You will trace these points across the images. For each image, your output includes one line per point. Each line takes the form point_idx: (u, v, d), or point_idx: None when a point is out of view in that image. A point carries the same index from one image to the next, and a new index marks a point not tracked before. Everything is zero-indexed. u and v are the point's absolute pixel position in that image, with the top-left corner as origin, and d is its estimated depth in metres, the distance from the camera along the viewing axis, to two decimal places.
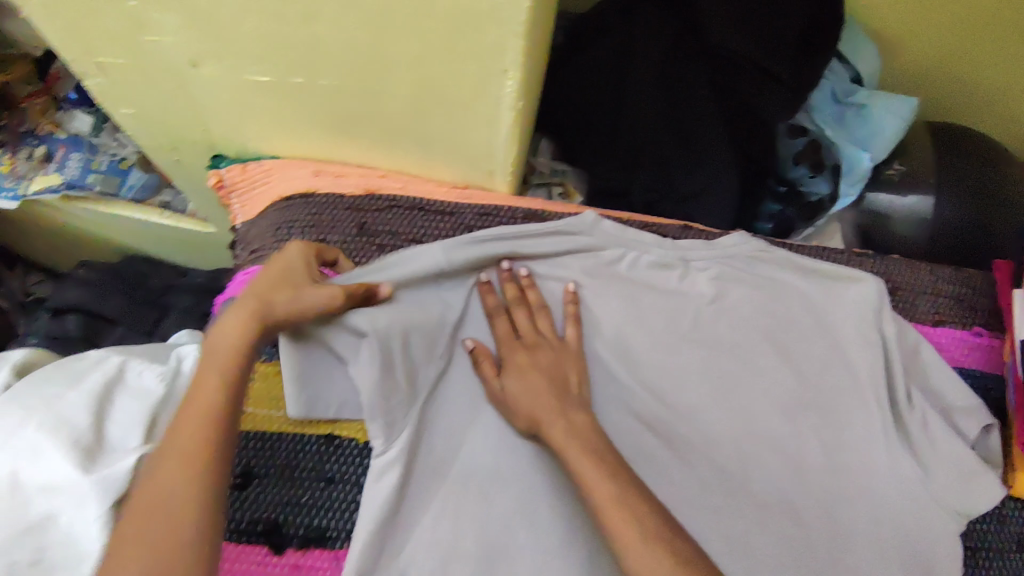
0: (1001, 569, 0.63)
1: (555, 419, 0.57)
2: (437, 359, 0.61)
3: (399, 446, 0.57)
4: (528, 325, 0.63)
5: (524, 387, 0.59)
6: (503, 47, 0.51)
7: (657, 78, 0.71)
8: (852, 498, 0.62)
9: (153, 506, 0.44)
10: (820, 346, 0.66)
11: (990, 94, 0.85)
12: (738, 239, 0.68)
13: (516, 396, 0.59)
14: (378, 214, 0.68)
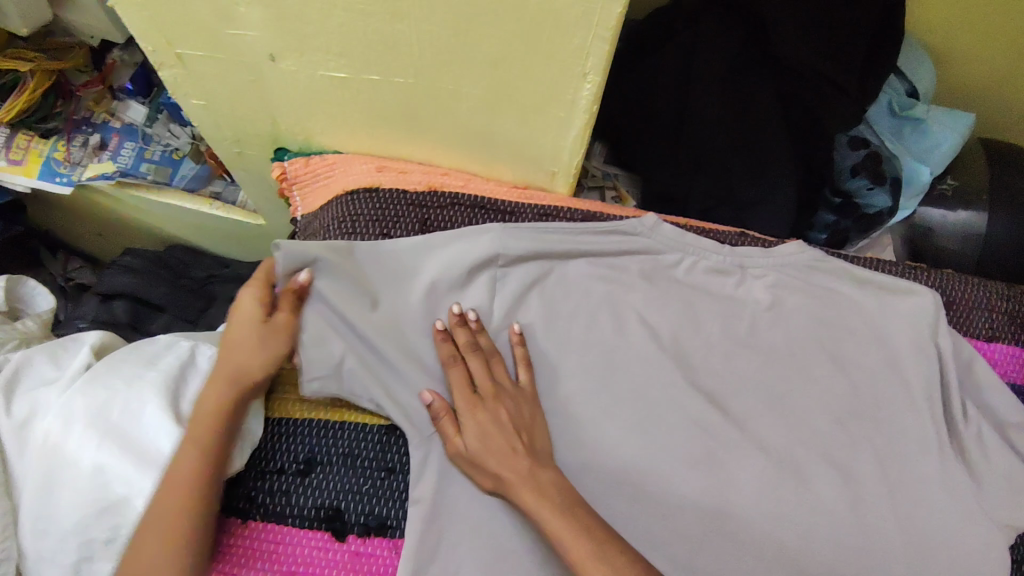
0: None
1: (523, 488, 0.54)
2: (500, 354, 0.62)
3: None
4: (484, 376, 0.59)
5: (485, 450, 0.56)
6: (587, 51, 0.52)
7: (721, 87, 0.72)
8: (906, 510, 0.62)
9: (137, 571, 0.46)
10: (875, 357, 0.66)
11: None
12: (795, 248, 0.69)
13: (483, 458, 0.56)
14: (440, 211, 0.69)
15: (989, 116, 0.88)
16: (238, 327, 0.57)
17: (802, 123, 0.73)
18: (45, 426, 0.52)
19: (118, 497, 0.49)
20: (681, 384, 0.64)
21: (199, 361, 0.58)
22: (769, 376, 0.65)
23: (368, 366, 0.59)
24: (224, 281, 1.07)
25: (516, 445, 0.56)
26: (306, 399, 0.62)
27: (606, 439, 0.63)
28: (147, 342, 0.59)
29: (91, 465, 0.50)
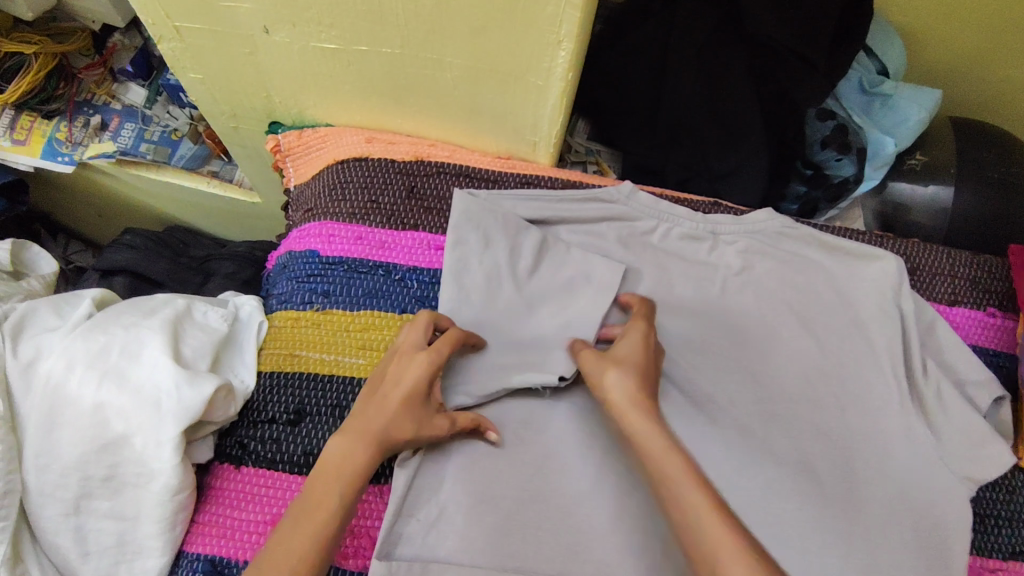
0: (1009, 536, 0.65)
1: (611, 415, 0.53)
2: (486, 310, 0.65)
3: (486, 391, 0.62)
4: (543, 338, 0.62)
5: (609, 361, 0.56)
6: (560, 19, 0.55)
7: (697, 63, 0.76)
8: (868, 463, 0.64)
9: None
10: (841, 319, 0.69)
11: (1009, 94, 0.89)
12: (766, 216, 0.72)
13: (598, 373, 0.56)
14: (427, 178, 0.72)
15: (960, 95, 0.91)
16: (397, 391, 0.54)
17: (775, 97, 0.76)
18: (48, 368, 0.54)
19: (116, 435, 0.53)
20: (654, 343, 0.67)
21: (196, 316, 0.62)
22: (740, 336, 0.69)
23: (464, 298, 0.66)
24: (221, 258, 1.09)
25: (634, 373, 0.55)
26: (297, 353, 0.65)
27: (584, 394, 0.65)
28: (146, 298, 0.62)
29: (92, 404, 0.53)
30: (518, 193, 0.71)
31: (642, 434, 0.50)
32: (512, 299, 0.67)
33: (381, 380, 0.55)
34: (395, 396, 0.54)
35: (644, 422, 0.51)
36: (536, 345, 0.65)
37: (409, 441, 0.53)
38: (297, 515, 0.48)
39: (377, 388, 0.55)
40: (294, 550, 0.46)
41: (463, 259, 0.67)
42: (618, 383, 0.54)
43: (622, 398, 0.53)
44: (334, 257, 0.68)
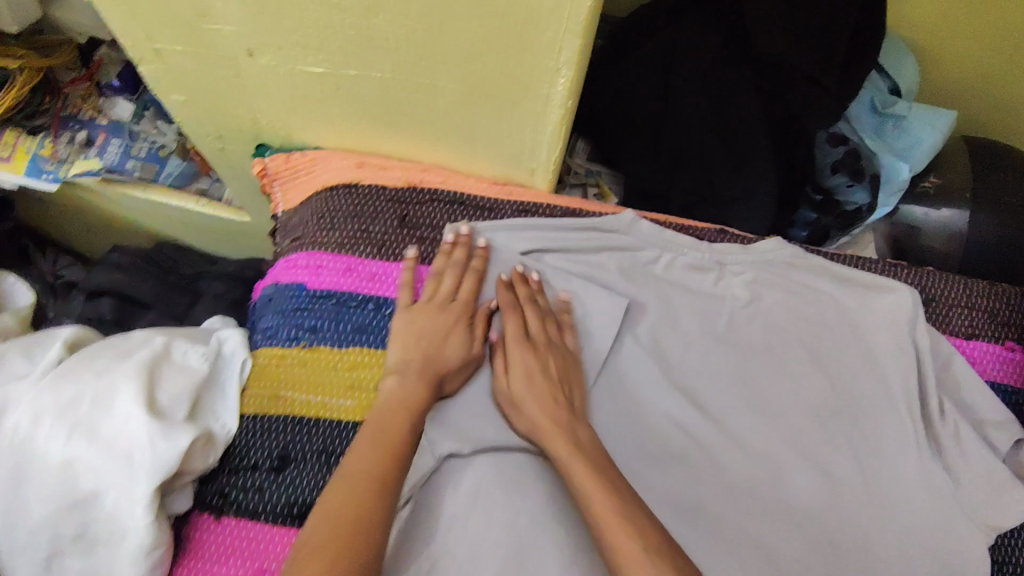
0: None
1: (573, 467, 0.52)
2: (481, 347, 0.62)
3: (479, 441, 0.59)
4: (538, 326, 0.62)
5: (520, 374, 0.59)
6: (559, 45, 0.52)
7: (702, 83, 0.72)
8: (883, 509, 0.61)
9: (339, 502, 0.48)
10: (853, 355, 0.66)
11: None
12: (774, 245, 0.69)
13: (521, 400, 0.58)
14: (420, 206, 0.69)
15: (974, 114, 0.88)
16: (431, 322, 0.61)
17: (783, 119, 0.73)
18: (15, 420, 0.52)
19: (86, 492, 0.50)
20: (657, 381, 0.64)
21: (175, 356, 0.59)
22: (747, 374, 0.65)
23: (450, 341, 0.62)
24: (210, 279, 1.05)
25: (543, 385, 0.58)
26: (282, 394, 0.62)
27: None
28: (123, 338, 0.59)
29: (61, 459, 0.50)
30: (515, 222, 0.68)
31: (559, 460, 0.53)
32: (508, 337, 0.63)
33: (428, 329, 0.61)
34: (452, 351, 0.60)
35: (558, 445, 0.54)
36: None
37: (451, 358, 0.60)
38: (371, 447, 0.52)
39: (426, 332, 0.61)
40: (376, 471, 0.50)
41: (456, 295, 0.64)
42: (534, 395, 0.58)
43: (535, 422, 0.57)
44: (322, 291, 0.65)
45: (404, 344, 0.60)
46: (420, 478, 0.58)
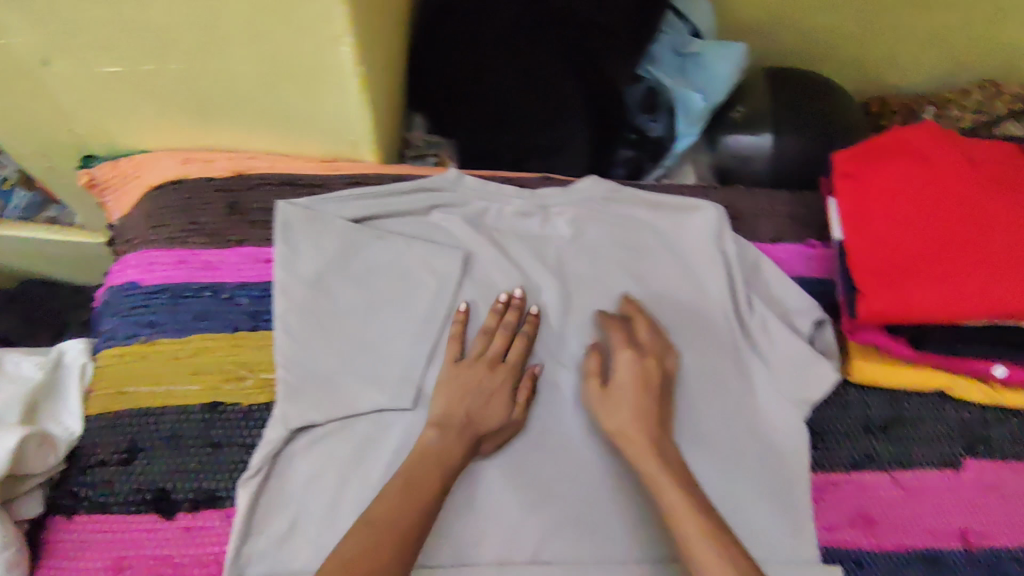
0: (849, 447, 0.69)
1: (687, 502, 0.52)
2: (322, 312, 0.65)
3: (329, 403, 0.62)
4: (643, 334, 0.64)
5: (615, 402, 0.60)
6: (330, 13, 0.54)
7: (508, 44, 0.77)
8: (710, 399, 0.67)
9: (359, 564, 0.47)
10: (672, 272, 0.72)
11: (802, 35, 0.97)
12: (590, 182, 0.74)
13: (619, 406, 0.59)
14: (249, 192, 0.70)
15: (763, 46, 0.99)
16: (479, 378, 0.61)
17: (589, 68, 0.77)
18: None
19: None
20: (493, 320, 0.67)
21: (8, 369, 0.64)
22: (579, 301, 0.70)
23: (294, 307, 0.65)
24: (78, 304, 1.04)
25: (643, 410, 0.58)
26: (127, 390, 0.63)
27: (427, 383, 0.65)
28: None
29: None
30: (345, 192, 0.70)
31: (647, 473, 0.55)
32: (350, 296, 0.66)
33: (489, 393, 0.61)
34: (493, 414, 0.60)
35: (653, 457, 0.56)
36: (376, 342, 0.65)
37: (485, 421, 0.59)
38: (402, 505, 0.52)
39: (484, 395, 0.60)
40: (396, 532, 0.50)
41: (298, 266, 0.66)
42: (618, 417, 0.59)
43: (628, 434, 0.58)
44: (157, 286, 0.66)
45: (455, 406, 0.60)
46: (269, 450, 0.60)
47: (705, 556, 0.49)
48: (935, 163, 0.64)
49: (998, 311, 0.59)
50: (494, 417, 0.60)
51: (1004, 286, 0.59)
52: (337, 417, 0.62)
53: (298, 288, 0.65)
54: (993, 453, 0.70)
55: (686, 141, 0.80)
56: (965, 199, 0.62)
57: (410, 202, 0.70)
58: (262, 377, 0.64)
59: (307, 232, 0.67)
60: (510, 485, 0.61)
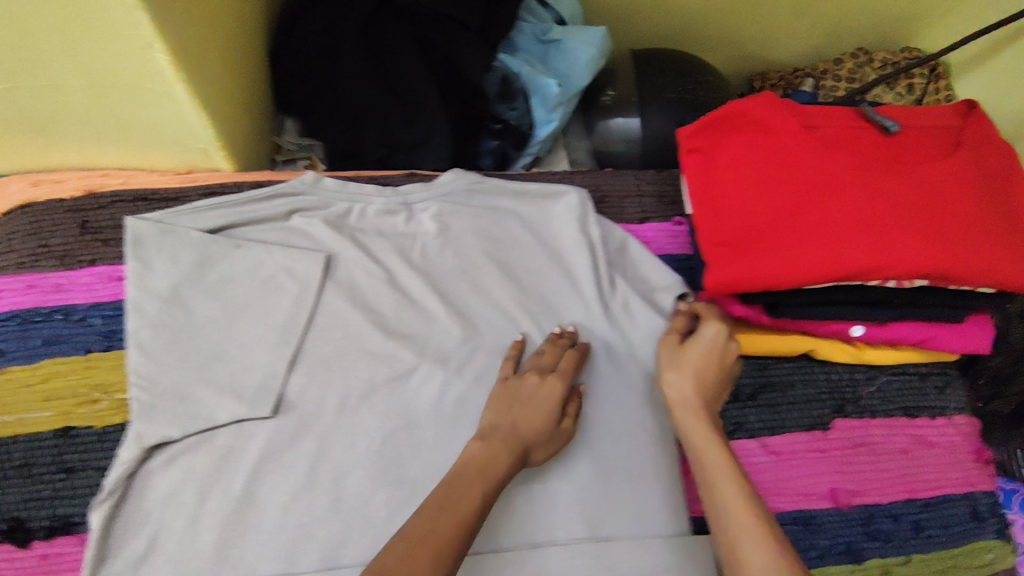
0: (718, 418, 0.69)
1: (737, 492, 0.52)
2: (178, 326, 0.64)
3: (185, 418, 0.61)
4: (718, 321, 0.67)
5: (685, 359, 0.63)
6: (133, 22, 0.53)
7: (361, 42, 0.77)
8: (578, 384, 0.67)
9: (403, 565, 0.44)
10: (538, 259, 0.72)
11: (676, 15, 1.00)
12: (453, 176, 0.74)
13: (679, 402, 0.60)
14: (99, 211, 0.68)
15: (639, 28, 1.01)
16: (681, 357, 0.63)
17: (444, 61, 0.78)
18: None
19: None
20: (356, 321, 0.67)
21: None
22: (445, 294, 0.69)
23: (147, 323, 0.63)
24: None
25: (709, 373, 0.62)
26: None
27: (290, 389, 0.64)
28: None
29: None
30: (199, 203, 0.69)
31: (697, 441, 0.57)
32: (207, 308, 0.65)
33: (537, 400, 0.61)
34: (541, 424, 0.59)
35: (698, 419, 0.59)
36: (234, 353, 0.64)
37: (540, 431, 0.59)
38: (442, 515, 0.49)
39: (537, 402, 0.61)
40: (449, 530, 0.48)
41: (151, 282, 0.65)
42: (688, 376, 0.61)
43: (692, 396, 0.61)
44: (5, 313, 0.65)
45: (535, 416, 0.60)
46: (122, 470, 0.59)
47: (735, 506, 0.51)
48: (778, 130, 0.64)
49: (840, 272, 0.61)
50: (544, 429, 0.59)
51: (844, 248, 0.60)
52: (193, 432, 0.61)
53: (152, 303, 0.64)
54: (859, 411, 0.72)
55: (546, 127, 0.80)
56: (808, 164, 0.62)
57: (268, 208, 0.69)
58: (118, 398, 0.63)
59: (160, 246, 0.66)
60: (377, 484, 0.62)
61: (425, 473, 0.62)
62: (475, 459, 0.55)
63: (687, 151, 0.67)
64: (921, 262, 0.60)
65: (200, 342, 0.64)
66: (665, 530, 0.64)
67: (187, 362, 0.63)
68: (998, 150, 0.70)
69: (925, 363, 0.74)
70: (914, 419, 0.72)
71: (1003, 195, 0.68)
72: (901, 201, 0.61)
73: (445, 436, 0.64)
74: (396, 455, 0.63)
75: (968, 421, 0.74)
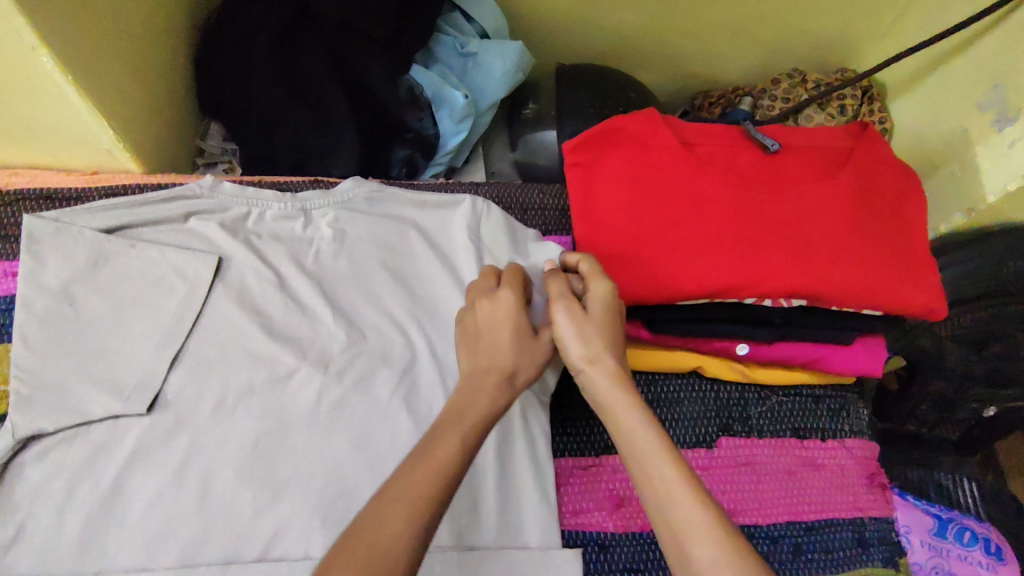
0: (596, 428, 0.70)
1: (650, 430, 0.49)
2: (63, 321, 0.65)
3: (64, 411, 0.63)
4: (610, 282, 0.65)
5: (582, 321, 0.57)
6: (16, 30, 0.53)
7: (274, 44, 0.78)
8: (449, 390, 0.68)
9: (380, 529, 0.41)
10: (429, 266, 0.73)
11: (610, 37, 1.03)
12: (352, 184, 0.75)
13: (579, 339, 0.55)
14: (1, 208, 0.69)
15: (574, 44, 1.05)
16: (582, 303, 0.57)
17: (354, 74, 0.80)
18: None
19: None
20: (242, 322, 0.68)
21: None
22: (334, 299, 0.70)
23: (30, 317, 0.64)
24: None
25: (610, 334, 0.56)
26: None
27: (170, 386, 0.65)
28: None
29: None
30: (97, 203, 0.70)
31: (616, 408, 0.51)
32: (96, 305, 0.67)
33: (496, 328, 0.56)
34: (505, 349, 0.55)
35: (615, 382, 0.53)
36: (119, 349, 0.66)
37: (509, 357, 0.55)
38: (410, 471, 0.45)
39: (495, 325, 0.57)
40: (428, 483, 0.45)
41: (38, 277, 0.65)
42: (581, 342, 0.55)
43: (600, 357, 0.54)
44: None
45: (498, 339, 0.56)
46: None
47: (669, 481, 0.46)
48: (651, 151, 0.67)
49: (706, 288, 0.62)
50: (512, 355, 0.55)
51: (708, 265, 0.62)
52: (67, 426, 0.63)
53: (40, 298, 0.65)
54: (747, 431, 0.72)
55: (453, 138, 0.85)
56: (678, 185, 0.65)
57: (165, 211, 0.71)
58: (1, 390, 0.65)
59: (50, 242, 0.67)
60: (246, 480, 0.62)
61: (295, 475, 0.63)
62: (460, 399, 0.52)
63: (571, 166, 0.69)
64: (782, 280, 0.62)
65: (86, 336, 0.66)
66: (535, 539, 0.62)
67: (69, 358, 0.65)
68: (889, 174, 0.70)
69: (818, 385, 0.75)
70: (804, 440, 0.73)
71: (891, 218, 0.68)
72: (764, 222, 0.64)
73: (318, 439, 0.64)
74: (268, 454, 0.63)
75: (862, 445, 0.74)
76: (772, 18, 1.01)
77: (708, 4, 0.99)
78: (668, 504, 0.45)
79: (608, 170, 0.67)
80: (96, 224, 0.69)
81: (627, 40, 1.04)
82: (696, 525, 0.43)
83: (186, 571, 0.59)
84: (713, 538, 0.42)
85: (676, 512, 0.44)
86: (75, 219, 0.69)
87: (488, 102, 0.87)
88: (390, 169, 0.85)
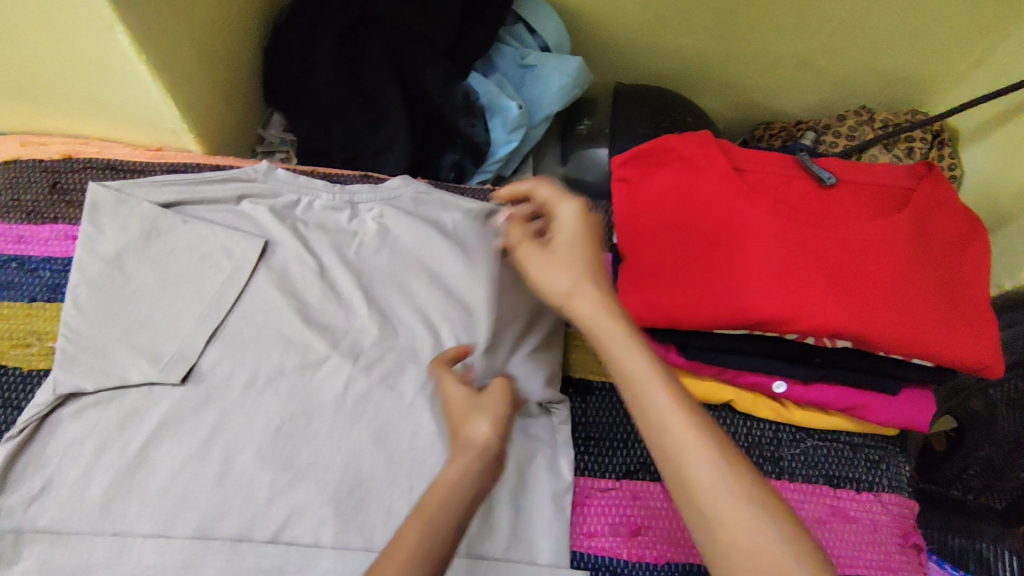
0: (622, 450, 0.70)
1: (633, 354, 0.49)
2: (117, 286, 0.68)
3: (105, 371, 0.65)
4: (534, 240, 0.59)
5: (556, 257, 0.55)
6: (94, 6, 0.56)
7: (337, 39, 0.81)
8: None
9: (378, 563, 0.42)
10: (469, 271, 0.73)
11: (677, 62, 1.05)
12: (402, 184, 0.77)
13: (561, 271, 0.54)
14: (72, 174, 0.74)
15: (640, 67, 1.06)
16: (567, 239, 0.55)
17: (412, 76, 0.83)
18: None
19: None
20: (280, 306, 0.69)
21: None
22: (371, 293, 0.71)
23: (84, 278, 0.67)
24: None
25: (599, 263, 0.54)
26: None
27: (206, 359, 0.66)
28: None
29: None
30: (158, 178, 0.73)
31: (615, 351, 0.49)
32: (144, 274, 0.69)
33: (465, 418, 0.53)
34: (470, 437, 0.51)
35: (599, 316, 0.51)
36: (161, 319, 0.68)
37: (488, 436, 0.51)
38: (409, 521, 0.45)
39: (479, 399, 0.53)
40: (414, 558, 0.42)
41: (95, 243, 0.68)
42: (564, 274, 0.54)
43: (578, 294, 0.53)
44: None
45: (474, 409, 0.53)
46: (33, 410, 0.63)
47: (664, 419, 0.46)
48: (700, 174, 0.69)
49: (737, 316, 0.61)
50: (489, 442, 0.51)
51: (739, 295, 0.62)
52: (105, 388, 0.64)
53: (95, 264, 0.68)
54: (778, 472, 0.70)
55: (503, 147, 0.86)
56: (708, 213, 0.67)
57: (219, 190, 0.73)
58: (49, 346, 0.68)
59: (108, 210, 0.70)
60: (269, 461, 0.63)
61: (313, 463, 0.63)
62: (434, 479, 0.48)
63: (618, 181, 0.72)
64: (821, 318, 0.60)
65: (133, 302, 0.68)
66: (544, 556, 0.62)
67: (116, 321, 0.67)
68: (946, 221, 0.68)
69: (858, 433, 0.72)
70: (837, 489, 0.70)
71: (945, 266, 0.66)
72: (810, 257, 0.63)
73: (341, 429, 0.64)
74: (292, 437, 0.64)
75: (898, 501, 0.71)
76: (842, 54, 1.00)
77: (777, 37, 0.98)
78: (659, 424, 0.46)
79: (652, 190, 0.70)
80: (154, 197, 0.72)
81: (692, 65, 1.05)
82: (692, 441, 0.45)
83: (199, 544, 0.59)
84: (721, 478, 0.43)
85: (677, 450, 0.45)
86: (136, 191, 0.72)
87: (540, 112, 0.89)
88: (439, 174, 0.87)
